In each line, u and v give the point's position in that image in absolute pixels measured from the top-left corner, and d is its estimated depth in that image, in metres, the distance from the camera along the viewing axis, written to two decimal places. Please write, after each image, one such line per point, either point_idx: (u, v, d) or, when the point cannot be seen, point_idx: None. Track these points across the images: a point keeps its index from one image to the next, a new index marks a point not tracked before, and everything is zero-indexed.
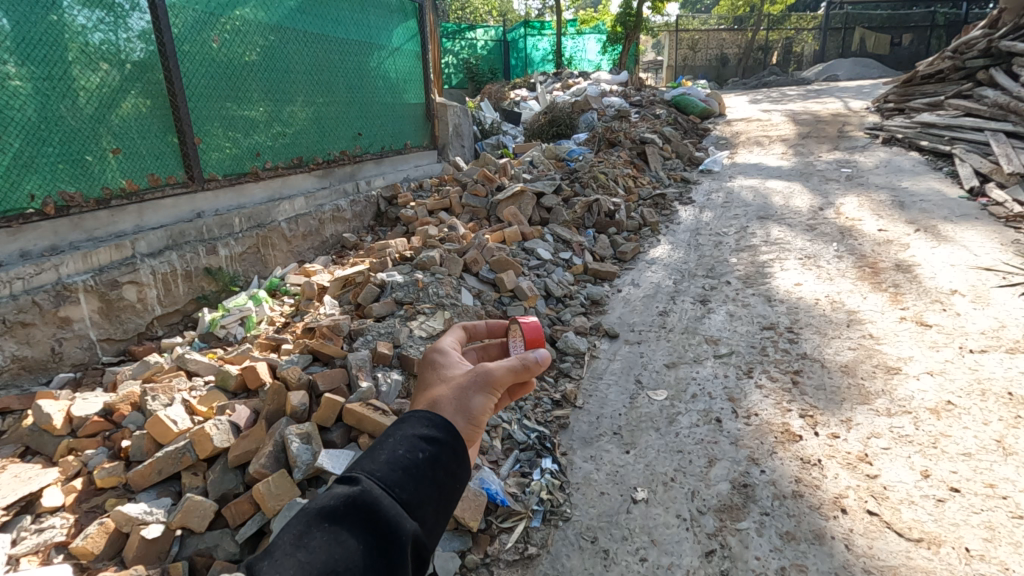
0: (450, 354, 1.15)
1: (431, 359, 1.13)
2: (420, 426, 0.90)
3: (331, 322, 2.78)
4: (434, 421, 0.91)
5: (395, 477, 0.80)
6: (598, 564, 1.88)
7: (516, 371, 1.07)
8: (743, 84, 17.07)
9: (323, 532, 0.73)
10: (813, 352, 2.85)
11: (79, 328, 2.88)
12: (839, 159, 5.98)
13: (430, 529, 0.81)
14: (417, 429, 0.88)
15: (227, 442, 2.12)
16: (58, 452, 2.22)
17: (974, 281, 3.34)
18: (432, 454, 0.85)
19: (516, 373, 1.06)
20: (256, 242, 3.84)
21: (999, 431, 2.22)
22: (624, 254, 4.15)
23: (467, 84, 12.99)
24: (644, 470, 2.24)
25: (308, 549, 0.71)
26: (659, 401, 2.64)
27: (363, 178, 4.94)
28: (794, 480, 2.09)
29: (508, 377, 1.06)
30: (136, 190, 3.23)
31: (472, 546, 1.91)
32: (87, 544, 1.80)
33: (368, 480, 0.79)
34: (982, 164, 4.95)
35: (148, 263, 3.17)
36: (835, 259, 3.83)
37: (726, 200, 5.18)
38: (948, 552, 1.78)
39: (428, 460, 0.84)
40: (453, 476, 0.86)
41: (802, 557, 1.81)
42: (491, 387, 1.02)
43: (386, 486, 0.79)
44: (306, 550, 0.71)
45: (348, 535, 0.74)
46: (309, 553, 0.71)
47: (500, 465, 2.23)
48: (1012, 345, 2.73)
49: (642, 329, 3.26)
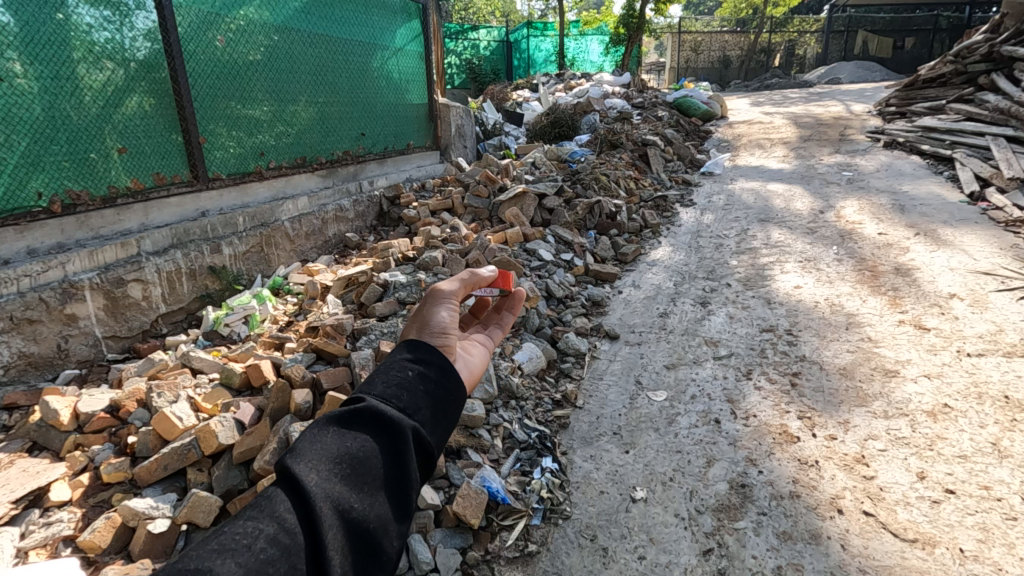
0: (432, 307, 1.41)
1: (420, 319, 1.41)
2: (407, 353, 1.10)
3: (334, 321, 2.80)
4: (417, 347, 1.13)
5: (391, 390, 1.01)
6: (597, 561, 1.91)
7: (467, 284, 1.30)
8: (744, 87, 17.11)
9: (340, 431, 0.94)
10: (812, 355, 2.87)
11: (84, 325, 2.91)
12: (840, 162, 6.00)
13: (431, 429, 1.02)
14: (404, 355, 1.09)
15: (232, 439, 2.15)
16: (65, 448, 2.25)
17: (972, 285, 3.36)
18: (421, 374, 1.05)
19: (467, 284, 1.30)
20: (259, 241, 3.87)
21: (995, 434, 2.24)
22: (624, 256, 4.18)
23: (469, 85, 13.02)
24: (643, 470, 2.26)
25: (331, 441, 0.92)
26: (659, 402, 2.67)
27: (366, 178, 4.98)
28: (791, 481, 2.12)
29: (461, 291, 1.28)
30: (141, 189, 3.27)
31: (473, 544, 1.95)
32: (94, 538, 1.82)
33: (369, 396, 1.00)
34: (982, 169, 4.97)
35: (152, 262, 3.20)
36: (835, 262, 3.85)
37: (727, 202, 5.21)
38: (943, 553, 1.80)
39: (418, 377, 1.04)
40: (443, 390, 1.06)
41: (798, 556, 1.84)
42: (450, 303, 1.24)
43: (386, 396, 0.99)
44: (330, 442, 0.91)
45: (360, 433, 0.95)
46: (334, 444, 0.91)
47: (501, 464, 2.25)
48: (1009, 348, 2.75)
49: (643, 331, 3.29)
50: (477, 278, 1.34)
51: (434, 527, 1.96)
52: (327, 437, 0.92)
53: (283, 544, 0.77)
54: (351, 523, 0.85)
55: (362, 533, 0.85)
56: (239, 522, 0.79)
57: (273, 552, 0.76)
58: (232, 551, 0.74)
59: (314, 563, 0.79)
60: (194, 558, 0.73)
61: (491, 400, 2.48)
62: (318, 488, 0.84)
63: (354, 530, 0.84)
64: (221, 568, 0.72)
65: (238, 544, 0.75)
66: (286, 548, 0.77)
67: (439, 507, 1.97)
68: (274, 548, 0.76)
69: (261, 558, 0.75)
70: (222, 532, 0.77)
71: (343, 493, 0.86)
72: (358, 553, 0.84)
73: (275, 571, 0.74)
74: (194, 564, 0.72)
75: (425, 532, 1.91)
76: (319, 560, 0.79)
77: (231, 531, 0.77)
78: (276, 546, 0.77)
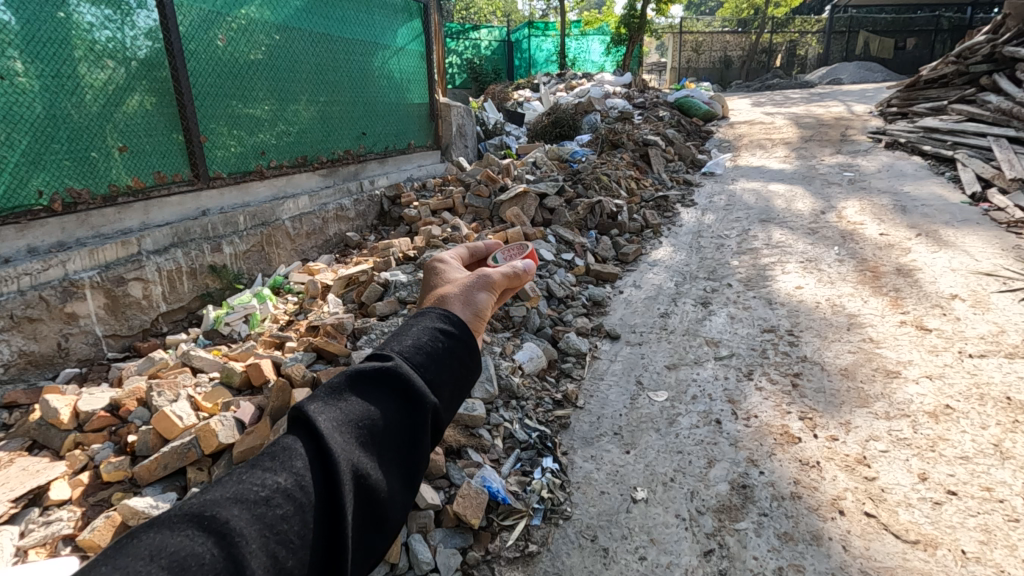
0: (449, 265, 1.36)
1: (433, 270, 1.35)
2: (438, 322, 1.07)
3: (335, 321, 2.80)
4: (451, 317, 1.09)
5: (420, 358, 0.97)
6: (598, 562, 1.90)
7: (509, 280, 1.30)
8: (745, 87, 17.10)
9: (362, 393, 0.91)
10: (813, 356, 2.87)
11: (85, 323, 2.91)
12: (841, 163, 5.99)
13: (447, 406, 1.00)
14: (436, 324, 1.06)
15: (232, 438, 2.14)
16: (64, 447, 2.25)
17: (974, 286, 3.36)
18: (451, 345, 1.03)
19: (508, 279, 1.30)
20: (260, 240, 3.87)
21: (997, 435, 2.24)
22: (625, 256, 4.18)
23: (470, 85, 13.03)
24: (643, 470, 2.26)
25: (353, 403, 0.89)
26: (659, 402, 2.66)
27: (367, 178, 4.97)
28: (792, 482, 2.11)
29: (502, 283, 1.28)
30: (142, 188, 3.27)
31: (473, 544, 1.94)
32: (94, 536, 1.82)
33: (397, 358, 0.97)
34: (984, 170, 4.97)
35: (153, 260, 3.20)
36: (836, 262, 3.85)
37: (728, 203, 5.20)
38: (944, 554, 1.79)
39: (448, 349, 1.01)
40: (465, 367, 1.03)
41: (799, 557, 1.83)
42: (492, 291, 1.23)
43: (414, 363, 0.96)
44: (351, 404, 0.89)
45: (382, 397, 0.92)
46: (355, 405, 0.89)
47: (501, 464, 2.25)
48: (1011, 349, 2.75)
49: (643, 331, 3.28)
50: (518, 277, 1.33)
51: (435, 527, 1.95)
52: (349, 398, 0.90)
53: (298, 501, 0.75)
54: (364, 488, 0.83)
55: (372, 500, 0.83)
56: (256, 471, 0.77)
57: (288, 509, 0.74)
58: (248, 504, 0.72)
59: (326, 523, 0.76)
60: (211, 505, 0.71)
61: (491, 400, 2.47)
62: (339, 448, 0.81)
63: (366, 496, 0.82)
64: (236, 520, 0.70)
65: (254, 497, 0.73)
66: (301, 505, 0.75)
67: (439, 506, 1.97)
68: (289, 504, 0.74)
69: (276, 514, 0.72)
70: (240, 481, 0.75)
71: (359, 457, 0.84)
72: (365, 520, 0.82)
73: (289, 530, 0.72)
74: (211, 512, 0.70)
75: (425, 532, 1.91)
76: (332, 520, 0.77)
77: (247, 481, 0.75)
78: (292, 502, 0.74)
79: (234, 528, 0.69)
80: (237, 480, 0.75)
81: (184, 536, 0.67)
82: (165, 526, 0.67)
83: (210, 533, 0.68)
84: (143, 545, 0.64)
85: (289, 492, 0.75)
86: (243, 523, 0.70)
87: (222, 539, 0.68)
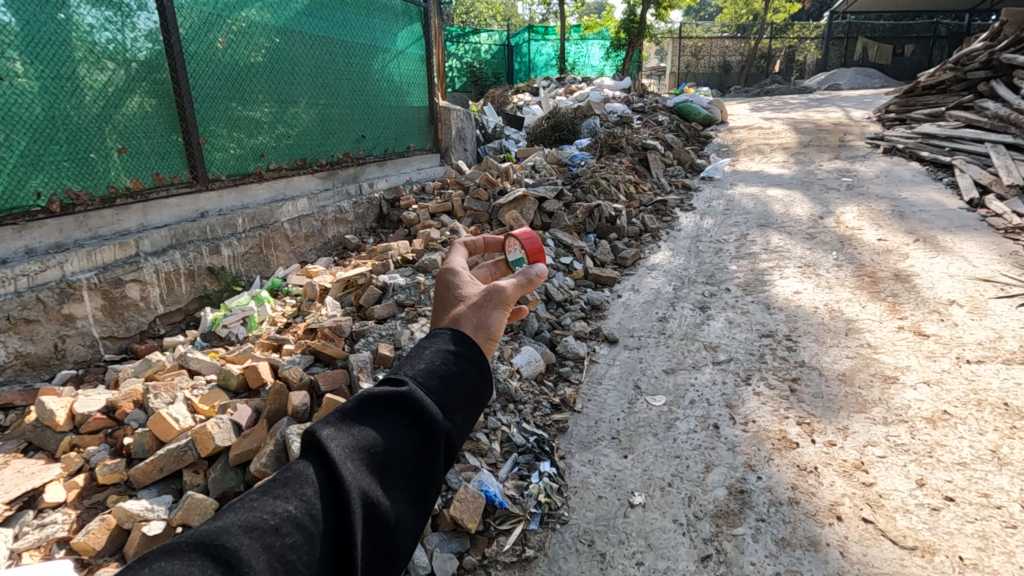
0: (461, 273, 1.31)
1: (444, 279, 1.30)
2: (449, 344, 1.08)
3: (333, 323, 2.76)
4: (462, 339, 1.09)
5: (433, 383, 0.98)
6: (594, 566, 1.89)
7: (522, 287, 1.28)
8: (745, 92, 17.16)
9: (374, 419, 0.91)
10: (811, 360, 2.87)
11: (82, 325, 2.91)
12: (840, 168, 6.00)
13: (459, 430, 1.00)
14: (446, 347, 1.06)
15: (229, 441, 2.14)
16: (60, 448, 2.24)
17: (972, 292, 3.36)
18: (462, 369, 1.04)
19: (522, 289, 1.26)
20: (258, 243, 3.87)
21: (994, 441, 2.24)
22: (624, 260, 4.18)
23: (470, 88, 13.14)
24: (641, 475, 2.25)
25: (364, 429, 0.89)
26: (657, 406, 2.66)
27: (366, 180, 4.98)
28: (790, 487, 2.10)
29: (516, 294, 1.25)
30: (141, 189, 3.26)
31: (470, 548, 1.93)
32: (89, 539, 1.80)
33: (410, 382, 0.97)
34: (982, 176, 4.98)
35: (151, 262, 3.20)
36: (835, 267, 3.85)
37: (727, 207, 5.22)
38: (942, 561, 1.77)
39: (459, 372, 1.02)
40: (474, 390, 1.04)
41: (797, 563, 1.82)
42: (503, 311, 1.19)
43: (427, 388, 0.97)
44: (362, 431, 0.89)
45: (393, 423, 0.92)
46: (367, 432, 0.89)
47: (498, 468, 2.25)
48: (1009, 355, 2.75)
49: (642, 335, 3.29)
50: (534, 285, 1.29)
51: (431, 531, 1.95)
52: (360, 425, 0.90)
53: (308, 530, 0.76)
54: (374, 516, 0.83)
55: (382, 526, 0.83)
56: (267, 498, 0.78)
57: (297, 538, 0.74)
58: (257, 533, 0.73)
59: (336, 551, 0.77)
60: (221, 534, 0.71)
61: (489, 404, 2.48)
62: (351, 475, 0.82)
63: (376, 523, 0.83)
64: (246, 549, 0.71)
65: (264, 525, 0.74)
66: (311, 534, 0.76)
67: (436, 511, 1.96)
68: (299, 533, 0.75)
69: (285, 543, 0.73)
70: (250, 508, 0.76)
71: (370, 484, 0.84)
72: (375, 548, 0.82)
73: (298, 560, 0.73)
74: (220, 541, 0.70)
75: (422, 536, 1.90)
76: (342, 548, 0.77)
77: (258, 509, 0.75)
78: (301, 531, 0.75)
79: (243, 557, 0.69)
80: (248, 507, 0.76)
81: (193, 565, 0.66)
82: (176, 554, 0.66)
83: (219, 563, 0.68)
84: (152, 571, 0.63)
85: (299, 521, 0.76)
86: (252, 552, 0.71)
87: (231, 569, 0.68)
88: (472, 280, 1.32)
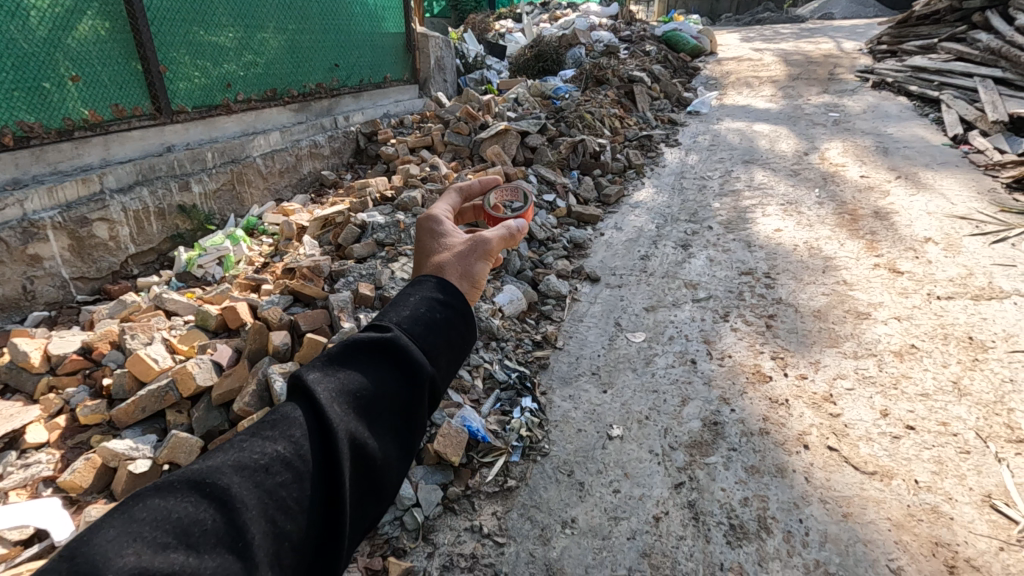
0: (444, 222, 1.32)
1: (426, 228, 1.31)
2: (433, 292, 1.10)
3: (312, 263, 2.67)
4: (446, 288, 1.11)
5: (416, 331, 1.00)
6: (573, 494, 1.95)
7: (504, 239, 1.29)
8: (738, 20, 16.45)
9: (360, 364, 0.94)
10: (788, 297, 2.92)
11: (50, 266, 2.84)
12: (828, 103, 5.90)
13: (443, 376, 1.03)
14: (430, 295, 1.08)
15: (210, 381, 2.14)
16: (38, 390, 2.22)
17: (948, 229, 3.41)
18: (446, 317, 1.06)
19: (503, 241, 1.28)
20: (230, 179, 3.73)
21: (956, 372, 2.33)
22: (607, 197, 4.14)
23: (449, 14, 12.44)
24: (619, 409, 2.32)
25: (350, 374, 0.93)
26: (637, 343, 2.71)
27: (341, 113, 4.77)
28: (761, 419, 2.19)
29: (498, 246, 1.26)
30: (99, 122, 3.07)
31: (453, 480, 1.99)
32: (75, 478, 1.82)
33: (393, 329, 0.99)
34: (968, 111, 4.93)
35: (118, 199, 3.07)
36: (816, 205, 3.86)
37: (712, 142, 5.13)
38: (899, 484, 1.87)
39: (443, 319, 1.05)
40: (457, 337, 1.06)
41: (764, 488, 1.90)
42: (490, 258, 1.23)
43: (411, 336, 0.99)
44: (348, 376, 0.92)
45: (378, 368, 0.95)
46: (353, 376, 0.92)
47: (481, 404, 2.30)
48: (978, 292, 2.82)
49: (623, 273, 3.30)
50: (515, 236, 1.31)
51: (416, 464, 2.00)
52: (347, 370, 0.93)
53: (297, 469, 0.80)
54: (362, 456, 0.87)
55: (369, 465, 0.87)
56: (257, 439, 0.82)
57: (286, 476, 0.79)
58: (247, 472, 0.78)
59: (325, 489, 0.81)
60: (213, 473, 0.76)
61: None
62: (337, 419, 0.85)
63: (363, 463, 0.87)
64: (237, 487, 0.75)
65: (254, 465, 0.79)
66: (300, 473, 0.80)
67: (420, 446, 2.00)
68: (288, 472, 0.79)
69: (275, 481, 0.78)
70: (240, 449, 0.80)
71: (357, 426, 0.88)
72: (362, 486, 0.87)
73: (287, 496, 0.78)
74: (213, 479, 0.75)
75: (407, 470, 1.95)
76: (330, 486, 0.82)
77: (247, 449, 0.80)
78: (290, 470, 0.80)
79: (234, 494, 0.74)
80: (239, 448, 0.81)
81: (187, 502, 0.72)
82: (171, 491, 0.72)
83: (212, 500, 0.73)
84: (148, 510, 0.69)
85: (288, 461, 0.80)
86: (242, 489, 0.76)
87: (223, 505, 0.73)
88: (454, 229, 1.33)
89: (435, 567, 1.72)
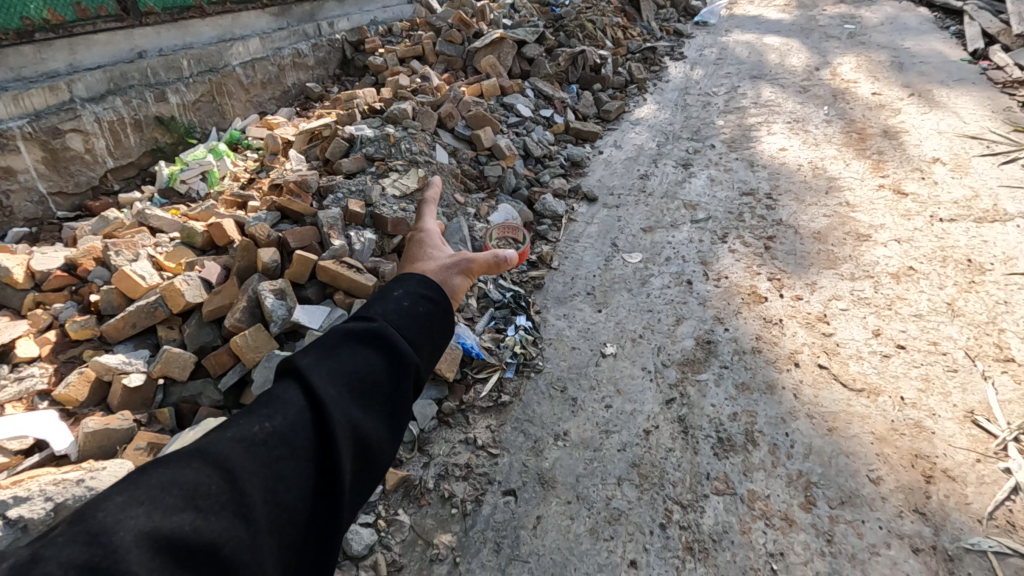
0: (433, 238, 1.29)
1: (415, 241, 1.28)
2: (418, 288, 1.05)
3: (299, 178, 2.54)
4: (430, 285, 1.07)
5: (404, 321, 0.96)
6: (566, 409, 1.98)
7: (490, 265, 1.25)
8: None
9: (350, 347, 0.89)
10: (789, 219, 2.86)
11: (25, 179, 2.73)
12: (843, 14, 5.53)
13: (430, 365, 0.98)
14: (416, 290, 1.04)
15: (200, 298, 2.10)
16: (25, 306, 2.18)
17: (957, 150, 3.29)
18: (431, 310, 1.01)
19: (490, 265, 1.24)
20: (209, 89, 3.51)
21: (952, 294, 2.32)
22: (607, 114, 3.95)
23: None
24: (614, 328, 2.32)
25: (341, 355, 0.88)
26: (633, 263, 2.68)
27: (324, 19, 4.44)
28: (754, 338, 2.20)
29: (483, 266, 1.21)
30: (62, 23, 2.81)
31: (448, 395, 2.02)
32: (70, 391, 1.82)
33: (381, 319, 0.95)
34: (992, 23, 4.63)
35: (90, 109, 2.89)
36: (823, 124, 3.71)
37: (719, 56, 4.85)
38: (885, 400, 1.91)
39: (428, 312, 1.00)
40: (441, 329, 1.02)
41: (753, 404, 1.94)
42: (470, 270, 1.18)
43: (399, 324, 0.95)
44: (340, 357, 0.87)
45: (367, 351, 0.90)
46: (344, 358, 0.87)
47: (475, 322, 2.30)
48: (981, 214, 2.77)
49: (621, 193, 3.21)
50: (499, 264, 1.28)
51: None
52: (338, 351, 0.88)
53: (295, 445, 0.77)
54: (357, 439, 0.82)
55: (364, 448, 0.83)
56: (252, 413, 0.79)
57: (286, 450, 0.76)
58: (247, 443, 0.75)
59: (322, 470, 0.78)
60: (213, 446, 0.74)
61: None
62: (332, 400, 0.81)
63: (359, 446, 0.82)
64: (238, 459, 0.73)
65: (253, 437, 0.76)
66: (298, 448, 0.77)
67: None
68: (286, 446, 0.76)
69: (274, 455, 0.75)
70: (238, 423, 0.77)
71: (352, 408, 0.83)
72: (358, 469, 0.82)
73: (287, 469, 0.75)
74: (213, 452, 0.73)
75: None
76: (327, 466, 0.78)
77: (246, 423, 0.77)
78: (288, 445, 0.76)
79: (237, 467, 0.72)
80: (236, 422, 0.77)
81: (190, 469, 0.70)
82: (174, 463, 0.70)
83: (214, 472, 0.71)
84: (151, 478, 0.68)
85: (286, 436, 0.77)
86: (243, 461, 0.73)
87: (227, 477, 0.71)
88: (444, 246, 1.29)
89: (430, 476, 1.77)
